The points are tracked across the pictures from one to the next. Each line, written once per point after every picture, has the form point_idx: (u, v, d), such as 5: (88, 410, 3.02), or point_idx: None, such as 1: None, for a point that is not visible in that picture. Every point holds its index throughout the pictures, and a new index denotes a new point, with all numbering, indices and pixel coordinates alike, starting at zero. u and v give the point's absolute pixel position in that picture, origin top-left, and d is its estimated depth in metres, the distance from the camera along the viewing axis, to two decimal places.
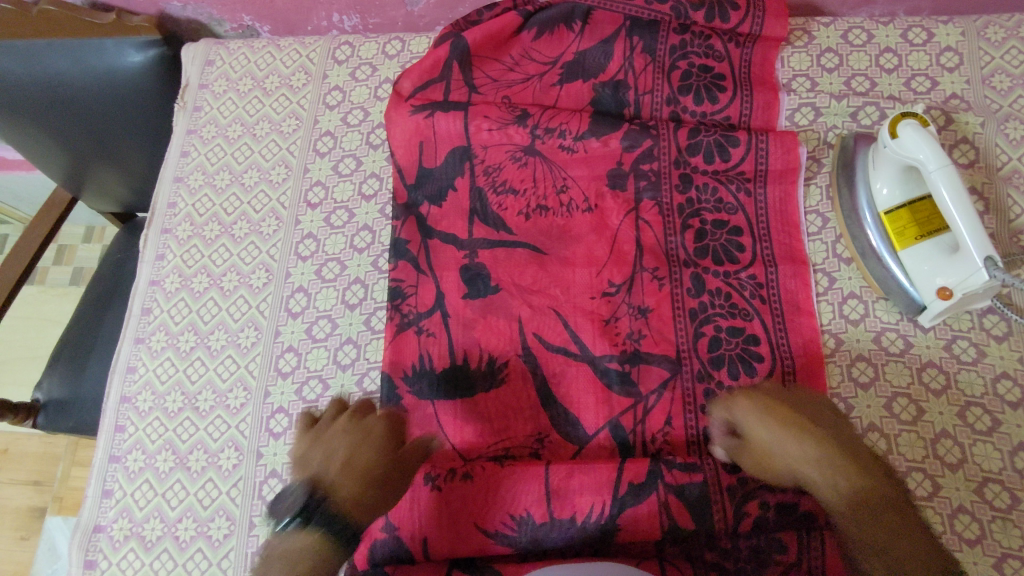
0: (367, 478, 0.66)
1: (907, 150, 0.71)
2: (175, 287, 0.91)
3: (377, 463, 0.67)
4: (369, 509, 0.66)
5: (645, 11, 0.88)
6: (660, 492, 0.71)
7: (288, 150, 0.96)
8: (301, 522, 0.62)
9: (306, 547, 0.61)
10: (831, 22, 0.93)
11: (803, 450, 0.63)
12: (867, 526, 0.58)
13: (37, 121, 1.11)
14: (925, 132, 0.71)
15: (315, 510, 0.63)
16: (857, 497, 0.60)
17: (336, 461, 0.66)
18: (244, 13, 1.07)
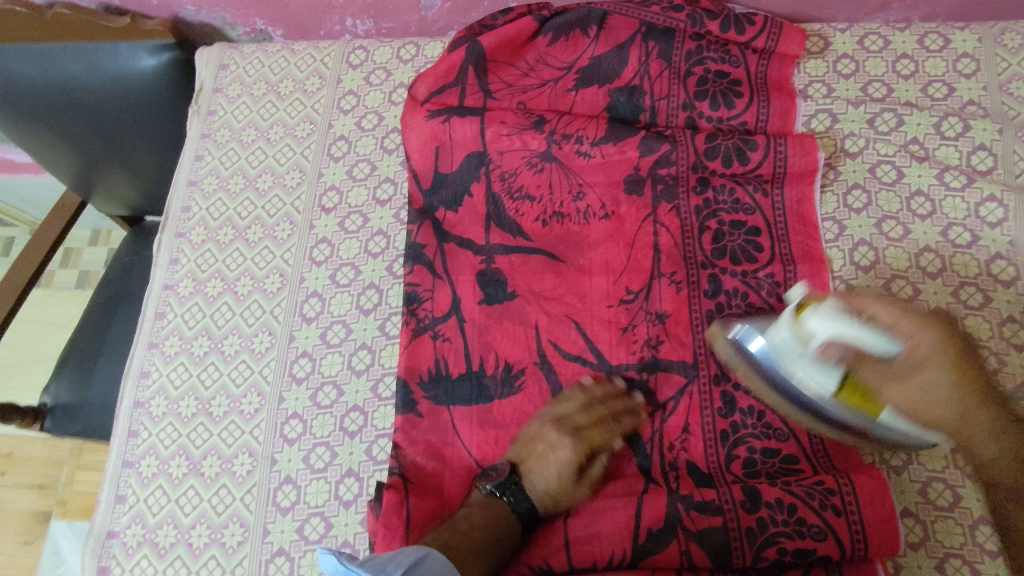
0: (565, 471, 0.72)
1: (825, 344, 0.65)
2: (189, 292, 0.90)
3: (569, 461, 0.73)
4: (551, 490, 0.72)
5: (663, 18, 0.89)
6: (680, 542, 0.69)
7: (302, 155, 0.96)
8: (498, 494, 0.71)
9: (499, 514, 0.69)
10: (848, 29, 0.93)
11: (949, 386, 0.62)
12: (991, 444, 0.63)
13: (49, 125, 1.11)
14: (829, 318, 0.65)
15: (512, 485, 0.71)
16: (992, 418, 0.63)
17: (536, 452, 0.74)
18: (258, 17, 1.06)
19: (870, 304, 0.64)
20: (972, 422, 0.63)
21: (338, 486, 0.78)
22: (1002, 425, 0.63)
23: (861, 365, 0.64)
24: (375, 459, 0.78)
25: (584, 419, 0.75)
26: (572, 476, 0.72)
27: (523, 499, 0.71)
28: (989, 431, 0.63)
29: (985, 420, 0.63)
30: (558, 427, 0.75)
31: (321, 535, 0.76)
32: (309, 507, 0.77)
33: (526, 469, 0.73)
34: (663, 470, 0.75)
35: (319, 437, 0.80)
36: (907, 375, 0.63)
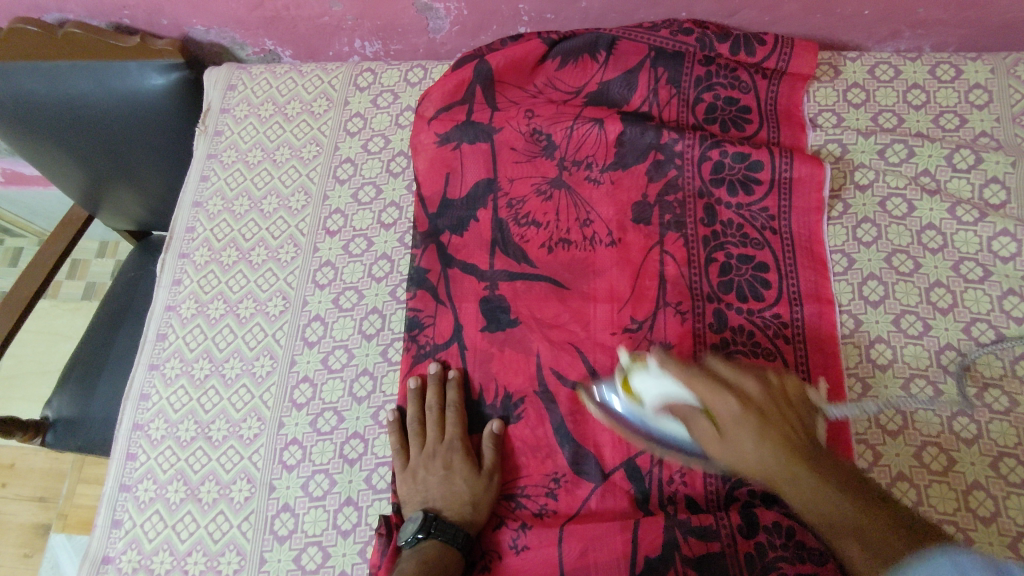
0: (464, 478, 0.74)
1: (655, 400, 0.68)
2: (191, 313, 0.90)
3: (459, 467, 0.75)
4: (467, 497, 0.73)
5: (671, 42, 0.89)
6: (677, 568, 0.68)
7: (308, 177, 0.96)
8: (425, 536, 0.70)
9: (433, 552, 0.68)
10: (858, 58, 0.93)
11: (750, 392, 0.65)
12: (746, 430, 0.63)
13: (57, 142, 1.12)
14: (648, 375, 0.69)
15: (432, 523, 0.71)
16: (773, 455, 0.62)
17: (431, 485, 0.75)
18: (267, 38, 1.07)
19: (700, 373, 0.65)
20: (783, 482, 0.62)
21: (337, 516, 0.77)
22: (853, 490, 0.61)
23: (686, 420, 0.67)
24: (374, 488, 0.78)
25: (452, 430, 0.77)
26: (469, 471, 0.74)
27: (449, 527, 0.70)
28: (863, 514, 0.58)
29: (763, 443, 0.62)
30: (429, 454, 0.77)
31: (318, 565, 0.74)
32: (306, 536, 0.76)
33: (433, 504, 0.73)
34: (661, 500, 0.73)
35: (319, 464, 0.79)
36: (718, 439, 0.64)
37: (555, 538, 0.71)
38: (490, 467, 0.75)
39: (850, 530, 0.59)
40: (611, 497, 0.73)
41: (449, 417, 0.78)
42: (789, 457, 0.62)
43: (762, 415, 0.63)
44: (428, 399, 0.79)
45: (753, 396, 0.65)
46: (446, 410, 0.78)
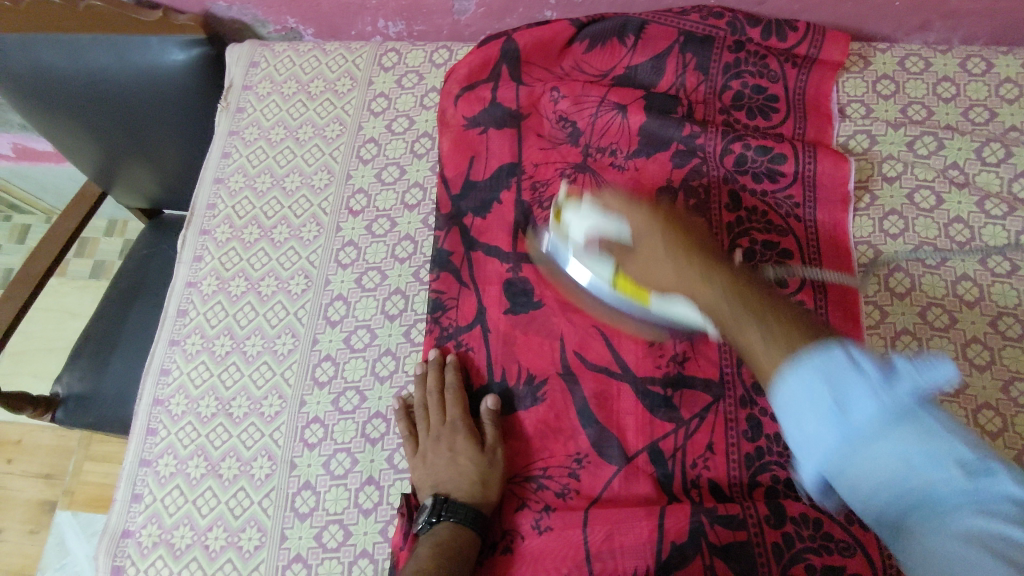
0: (467, 459, 0.73)
1: (580, 233, 0.71)
2: (212, 290, 0.90)
3: (462, 450, 0.74)
4: (474, 476, 0.72)
5: (701, 26, 0.89)
6: (703, 556, 0.68)
7: (331, 156, 0.95)
8: (436, 520, 0.70)
9: (447, 533, 0.68)
10: (888, 49, 0.92)
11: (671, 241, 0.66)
12: (690, 270, 0.64)
13: (75, 116, 1.11)
14: (582, 207, 0.72)
15: (440, 506, 0.70)
16: (732, 285, 0.62)
17: (439, 467, 0.74)
18: (290, 16, 1.06)
19: (611, 200, 0.71)
20: (717, 283, 0.63)
21: (358, 494, 0.77)
22: (777, 311, 0.59)
23: (610, 250, 0.69)
24: (396, 468, 0.78)
25: (452, 413, 0.76)
26: (472, 450, 0.74)
27: (461, 508, 0.70)
28: (766, 310, 0.59)
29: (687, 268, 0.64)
30: (434, 437, 0.76)
31: (339, 543, 0.74)
32: (328, 514, 0.76)
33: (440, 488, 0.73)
34: (685, 488, 0.73)
35: (340, 442, 0.79)
36: (630, 257, 0.68)
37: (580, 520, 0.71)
38: (494, 444, 0.75)
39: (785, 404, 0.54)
40: (634, 484, 0.73)
41: (449, 399, 0.77)
42: (725, 280, 0.63)
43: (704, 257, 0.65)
44: (427, 383, 0.78)
45: (663, 210, 0.70)
46: (445, 392, 0.78)
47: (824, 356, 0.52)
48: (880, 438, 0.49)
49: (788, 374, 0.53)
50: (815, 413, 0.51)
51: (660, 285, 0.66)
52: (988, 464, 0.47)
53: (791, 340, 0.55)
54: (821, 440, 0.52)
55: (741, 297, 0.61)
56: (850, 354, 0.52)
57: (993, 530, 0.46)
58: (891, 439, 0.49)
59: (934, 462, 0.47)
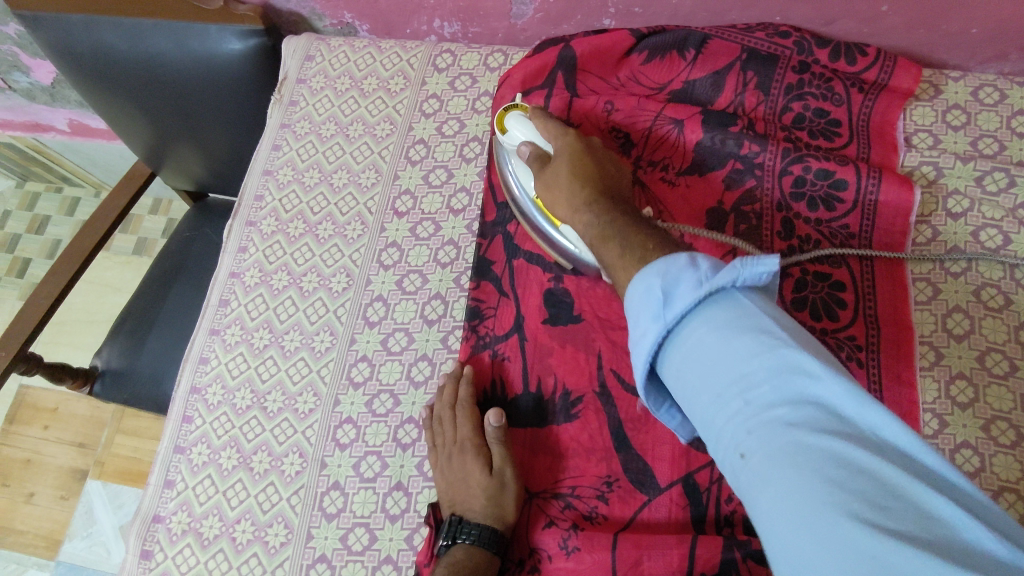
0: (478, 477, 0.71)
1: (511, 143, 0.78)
2: (254, 282, 0.90)
3: (472, 467, 0.72)
4: (483, 497, 0.70)
5: (766, 44, 0.86)
6: None
7: (380, 155, 0.95)
8: (453, 543, 0.69)
9: (460, 556, 0.67)
10: (962, 78, 0.88)
11: (576, 171, 0.69)
12: (588, 197, 0.66)
13: (130, 97, 1.12)
14: (525, 120, 0.78)
15: (456, 529, 0.70)
16: (601, 214, 0.63)
17: (456, 489, 0.73)
18: (346, 11, 1.06)
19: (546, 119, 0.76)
20: (601, 234, 0.61)
21: (386, 499, 0.76)
22: (633, 222, 0.60)
23: (533, 153, 0.75)
24: (425, 476, 0.77)
25: (463, 428, 0.75)
26: (480, 470, 0.72)
27: (473, 531, 0.68)
28: (602, 234, 0.61)
29: (580, 214, 0.65)
30: (448, 455, 0.75)
31: (364, 547, 0.74)
32: (354, 516, 0.76)
33: (459, 506, 0.72)
34: (718, 523, 0.70)
35: (372, 445, 0.79)
36: (544, 190, 0.72)
37: (608, 542, 0.69)
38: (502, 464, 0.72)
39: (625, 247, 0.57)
40: (665, 511, 0.71)
41: (459, 413, 0.75)
42: (601, 221, 0.63)
43: (598, 194, 0.66)
44: (441, 399, 0.77)
45: (581, 142, 0.72)
46: (456, 407, 0.76)
47: (667, 261, 0.48)
48: (693, 327, 0.45)
49: (636, 279, 0.50)
50: (647, 312, 0.47)
51: (569, 222, 0.68)
52: (858, 393, 0.39)
53: (649, 258, 0.54)
54: (645, 339, 0.47)
55: (615, 237, 0.59)
56: (690, 256, 0.47)
57: (807, 441, 0.38)
58: (707, 319, 0.45)
59: (757, 399, 0.41)
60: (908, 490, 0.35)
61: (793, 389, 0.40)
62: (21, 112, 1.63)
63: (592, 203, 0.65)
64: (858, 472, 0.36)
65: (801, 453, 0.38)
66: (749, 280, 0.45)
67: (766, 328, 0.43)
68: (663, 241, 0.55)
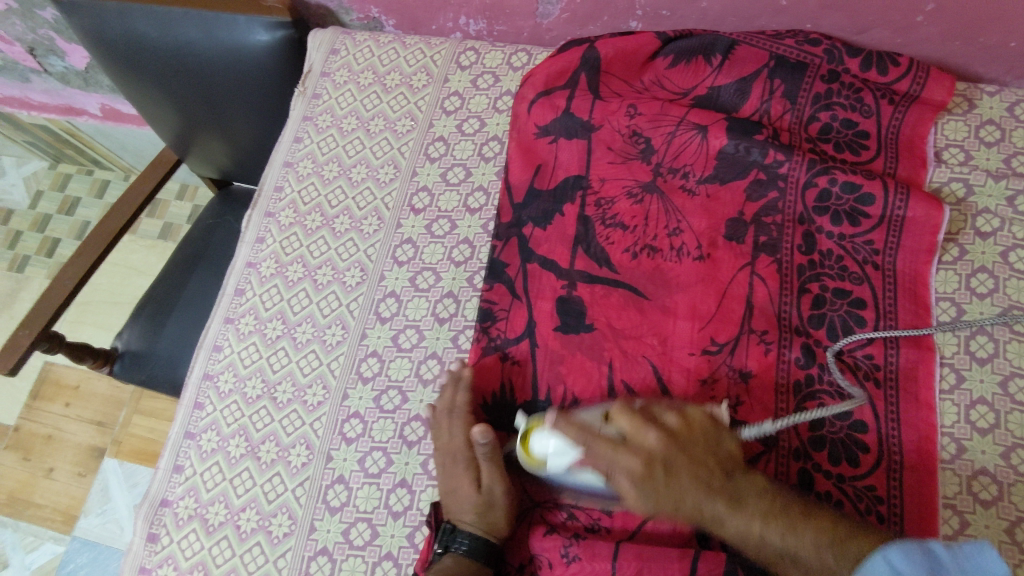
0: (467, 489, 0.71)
1: (554, 464, 0.68)
2: (270, 273, 0.91)
3: (463, 478, 0.72)
4: (472, 509, 0.70)
5: (796, 51, 0.84)
6: None
7: (399, 151, 0.95)
8: (444, 551, 0.70)
9: (448, 566, 0.68)
10: (997, 93, 0.86)
11: (666, 450, 0.66)
12: (709, 504, 0.64)
13: (159, 84, 1.14)
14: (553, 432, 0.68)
15: (447, 537, 0.70)
16: (727, 504, 0.63)
17: (444, 493, 0.73)
18: (373, 5, 1.06)
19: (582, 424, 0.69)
20: (693, 512, 0.64)
21: (390, 496, 0.76)
22: (746, 470, 0.66)
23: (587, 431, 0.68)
24: (429, 474, 0.77)
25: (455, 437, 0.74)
26: (470, 482, 0.71)
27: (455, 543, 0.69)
28: (769, 511, 0.62)
29: (694, 491, 0.64)
30: (441, 461, 0.74)
31: (366, 542, 0.74)
32: (357, 511, 0.76)
33: (449, 513, 0.72)
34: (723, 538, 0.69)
35: (378, 441, 0.79)
36: (644, 482, 0.65)
37: (609, 552, 0.69)
38: (490, 480, 0.70)
39: (771, 513, 0.62)
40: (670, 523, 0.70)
41: (453, 422, 0.74)
42: (724, 503, 0.64)
43: (681, 459, 0.65)
44: (437, 403, 0.76)
45: (656, 452, 0.66)
46: (451, 414, 0.75)
47: (906, 552, 0.56)
48: None
49: (818, 567, 0.59)
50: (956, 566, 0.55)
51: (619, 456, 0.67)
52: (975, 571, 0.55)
53: (800, 529, 0.61)
54: None
55: (730, 490, 0.64)
56: (886, 558, 0.56)
57: None
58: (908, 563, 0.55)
59: None
60: None
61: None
62: (56, 95, 1.66)
63: (695, 472, 0.65)
64: None
65: None
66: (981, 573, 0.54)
67: (944, 569, 0.55)
68: (785, 496, 0.64)
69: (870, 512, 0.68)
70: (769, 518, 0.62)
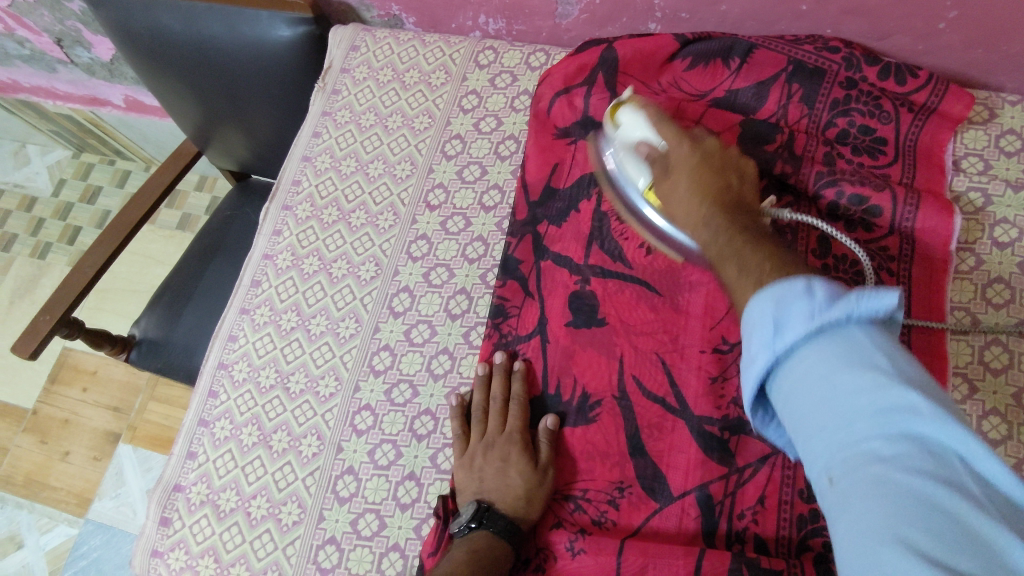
0: (519, 472, 0.72)
1: (626, 142, 0.75)
2: (286, 265, 0.92)
3: (515, 461, 0.73)
4: (518, 491, 0.71)
5: (814, 57, 0.84)
6: None
7: (416, 148, 0.96)
8: (477, 526, 0.69)
9: (482, 543, 0.68)
10: (1019, 102, 0.85)
11: (684, 162, 0.68)
12: (698, 211, 0.64)
13: (183, 78, 1.16)
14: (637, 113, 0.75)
15: (484, 514, 0.70)
16: (719, 222, 0.62)
17: (486, 473, 0.73)
18: (394, 3, 1.07)
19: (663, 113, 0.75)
20: (699, 216, 0.64)
21: (398, 488, 0.77)
22: (750, 228, 0.60)
23: (654, 155, 0.72)
24: (438, 467, 0.78)
25: (513, 421, 0.76)
26: (523, 465, 0.73)
27: (500, 519, 0.69)
28: (743, 239, 0.58)
29: (688, 198, 0.66)
30: (488, 442, 0.75)
31: (373, 533, 0.75)
32: (366, 502, 0.77)
33: (485, 494, 0.72)
34: (728, 539, 0.69)
35: (388, 433, 0.80)
36: (664, 175, 0.70)
37: (614, 546, 0.69)
38: (546, 462, 0.74)
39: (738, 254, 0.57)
40: (675, 521, 0.70)
41: (513, 409, 0.76)
42: (720, 227, 0.61)
43: (700, 165, 0.67)
44: (493, 388, 0.78)
45: (704, 145, 0.69)
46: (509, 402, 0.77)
47: (784, 286, 0.47)
48: (811, 360, 0.44)
49: (753, 297, 0.49)
50: (761, 339, 0.47)
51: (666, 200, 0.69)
52: (959, 434, 0.38)
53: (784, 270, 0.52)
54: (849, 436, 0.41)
55: (725, 235, 0.60)
56: (807, 280, 0.46)
57: (899, 469, 0.38)
58: (823, 352, 0.44)
59: (861, 434, 0.41)
60: (950, 504, 0.36)
61: (874, 411, 0.41)
62: (81, 86, 1.69)
63: (705, 199, 0.65)
64: (937, 509, 0.36)
65: (874, 445, 0.40)
66: (869, 315, 0.44)
67: (884, 365, 0.42)
68: (773, 249, 0.56)
69: None
70: (739, 275, 0.55)
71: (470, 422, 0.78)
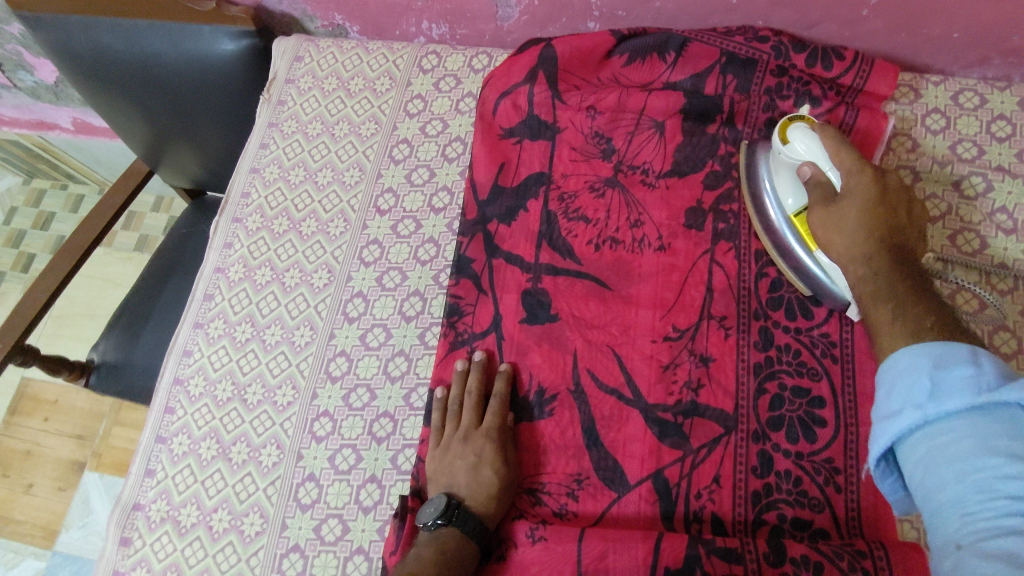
0: (492, 470, 0.72)
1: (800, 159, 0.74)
2: (238, 277, 0.92)
3: (489, 460, 0.73)
4: (490, 489, 0.72)
5: (745, 48, 0.86)
6: None
7: (364, 154, 0.97)
8: (445, 523, 0.70)
9: (451, 542, 0.68)
10: (942, 82, 0.88)
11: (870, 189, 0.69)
12: (860, 215, 0.69)
13: (126, 96, 1.15)
14: (810, 136, 0.74)
15: (455, 512, 0.70)
16: (884, 260, 0.66)
17: (458, 467, 0.73)
18: (337, 13, 1.08)
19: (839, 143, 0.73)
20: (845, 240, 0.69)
21: (360, 491, 0.77)
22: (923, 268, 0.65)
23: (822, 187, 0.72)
24: (399, 468, 0.78)
25: (490, 418, 0.76)
26: (496, 464, 0.73)
27: (470, 519, 0.70)
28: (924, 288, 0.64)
29: (855, 241, 0.68)
30: (462, 438, 0.75)
31: (337, 538, 0.75)
32: (328, 507, 0.77)
33: (457, 489, 0.73)
34: (686, 521, 0.71)
35: (347, 438, 0.80)
36: (825, 203, 0.71)
37: (574, 533, 0.70)
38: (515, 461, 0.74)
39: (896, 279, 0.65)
40: (634, 507, 0.72)
41: (491, 406, 0.76)
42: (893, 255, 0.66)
43: (880, 227, 0.68)
44: (471, 383, 0.78)
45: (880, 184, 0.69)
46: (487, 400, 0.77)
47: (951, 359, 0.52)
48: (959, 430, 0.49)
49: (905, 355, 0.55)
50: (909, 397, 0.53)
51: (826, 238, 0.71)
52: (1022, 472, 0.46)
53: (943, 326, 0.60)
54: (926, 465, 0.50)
55: (887, 277, 0.65)
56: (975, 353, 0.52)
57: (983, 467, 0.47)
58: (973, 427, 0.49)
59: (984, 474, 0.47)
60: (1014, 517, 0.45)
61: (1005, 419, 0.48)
62: (26, 110, 1.66)
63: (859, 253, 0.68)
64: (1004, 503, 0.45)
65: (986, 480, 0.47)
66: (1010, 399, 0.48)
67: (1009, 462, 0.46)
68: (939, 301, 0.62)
69: (829, 483, 0.70)
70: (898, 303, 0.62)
71: (446, 416, 0.78)
